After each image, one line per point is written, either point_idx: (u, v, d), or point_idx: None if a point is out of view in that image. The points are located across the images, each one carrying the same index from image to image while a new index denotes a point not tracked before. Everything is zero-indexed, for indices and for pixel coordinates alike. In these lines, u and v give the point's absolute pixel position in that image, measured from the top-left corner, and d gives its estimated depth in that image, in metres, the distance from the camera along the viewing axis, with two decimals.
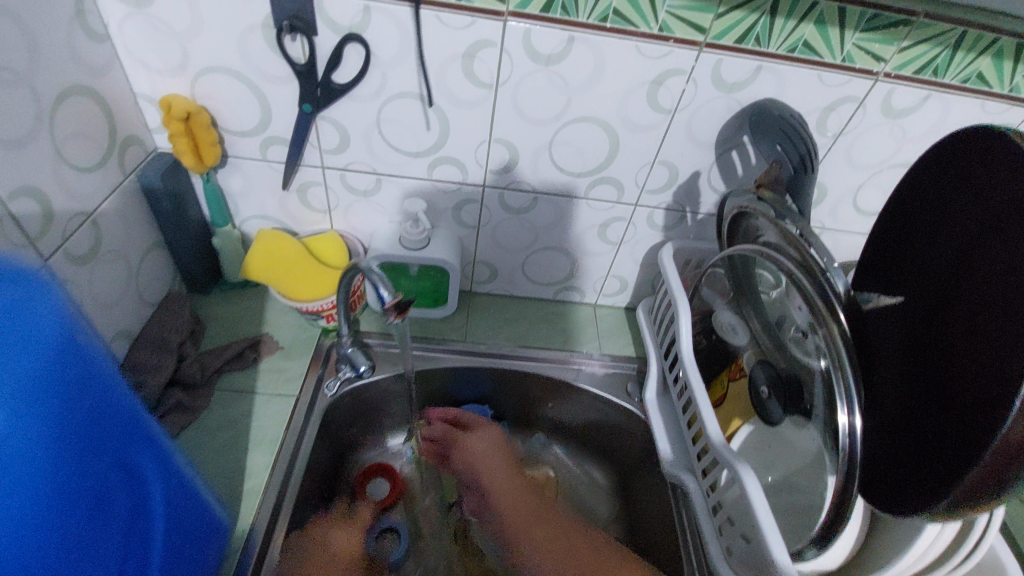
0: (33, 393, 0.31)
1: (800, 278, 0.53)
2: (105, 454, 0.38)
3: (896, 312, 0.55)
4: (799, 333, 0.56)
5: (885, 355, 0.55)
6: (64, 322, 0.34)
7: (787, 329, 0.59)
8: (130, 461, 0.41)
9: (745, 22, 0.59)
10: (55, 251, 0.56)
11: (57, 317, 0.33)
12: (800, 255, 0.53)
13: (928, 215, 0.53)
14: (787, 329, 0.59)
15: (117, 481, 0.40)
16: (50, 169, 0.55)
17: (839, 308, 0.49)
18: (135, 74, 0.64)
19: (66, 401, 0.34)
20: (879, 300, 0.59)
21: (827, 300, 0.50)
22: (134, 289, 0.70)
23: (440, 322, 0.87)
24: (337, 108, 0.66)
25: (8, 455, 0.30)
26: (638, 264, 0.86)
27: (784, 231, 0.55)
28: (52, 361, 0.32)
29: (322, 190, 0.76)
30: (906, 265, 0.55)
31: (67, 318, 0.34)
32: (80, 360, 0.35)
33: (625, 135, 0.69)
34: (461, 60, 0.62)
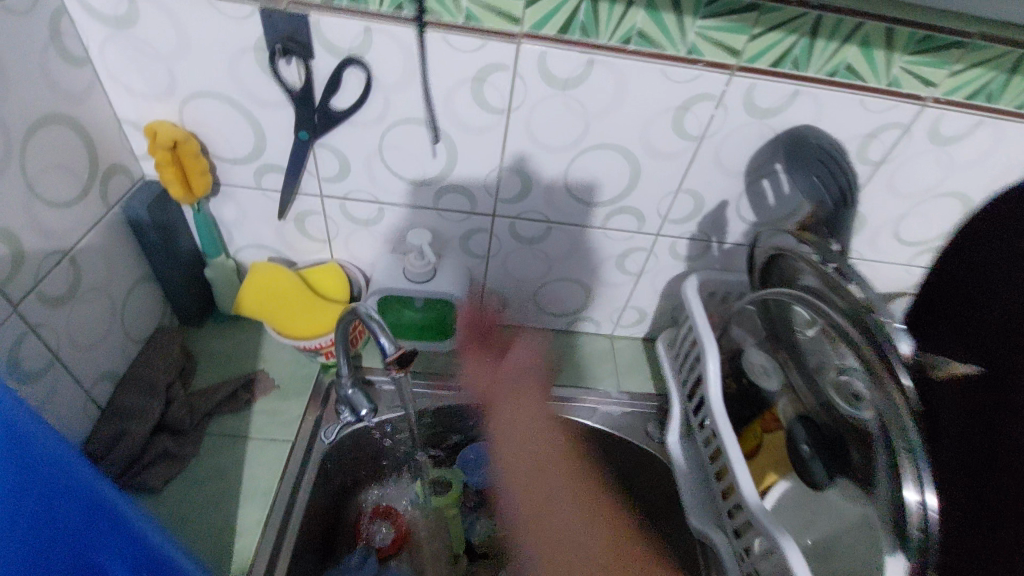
0: None
1: (845, 329, 0.47)
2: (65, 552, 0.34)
3: (975, 383, 0.48)
4: (850, 389, 0.51)
5: (963, 429, 0.47)
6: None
7: (826, 375, 0.55)
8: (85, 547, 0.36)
9: (782, 44, 0.54)
10: (27, 294, 0.52)
11: None
12: (845, 303, 0.47)
13: (1013, 263, 0.48)
14: (827, 374, 0.55)
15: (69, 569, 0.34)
16: (20, 206, 0.50)
17: (899, 369, 0.42)
18: (119, 99, 0.60)
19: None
20: (945, 361, 0.51)
21: (881, 355, 0.43)
22: (119, 328, 0.65)
23: (447, 356, 0.81)
24: (337, 134, 0.61)
25: None
26: (658, 295, 0.81)
27: (827, 275, 0.50)
28: None
29: (321, 220, 0.71)
30: (993, 332, 0.48)
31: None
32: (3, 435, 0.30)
33: (647, 163, 0.64)
34: (470, 85, 0.57)
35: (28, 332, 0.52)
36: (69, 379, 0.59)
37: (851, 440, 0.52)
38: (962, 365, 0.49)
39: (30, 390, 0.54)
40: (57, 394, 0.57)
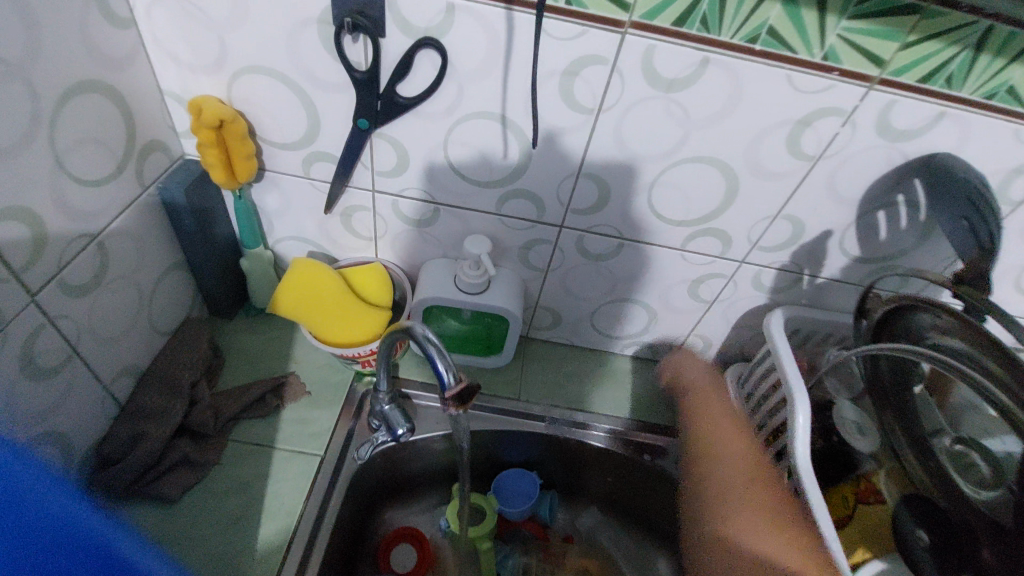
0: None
1: (1002, 395, 0.40)
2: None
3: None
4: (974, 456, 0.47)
5: None
6: None
7: (937, 443, 0.51)
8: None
9: (939, 57, 0.45)
10: (47, 282, 0.46)
11: None
12: (1002, 362, 0.40)
13: None
14: (940, 440, 0.50)
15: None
16: (45, 182, 0.44)
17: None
18: (163, 68, 0.53)
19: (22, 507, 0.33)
20: None
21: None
22: (144, 318, 0.59)
23: (491, 373, 0.75)
24: (397, 124, 0.54)
25: None
26: (729, 326, 0.73)
27: (970, 326, 0.43)
28: None
29: (370, 216, 0.64)
30: None
31: None
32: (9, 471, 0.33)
33: (748, 183, 0.56)
34: (560, 78, 0.49)
35: (46, 324, 0.47)
36: (88, 374, 0.53)
37: (986, 542, 0.44)
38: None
39: (45, 387, 0.48)
40: (74, 392, 0.51)
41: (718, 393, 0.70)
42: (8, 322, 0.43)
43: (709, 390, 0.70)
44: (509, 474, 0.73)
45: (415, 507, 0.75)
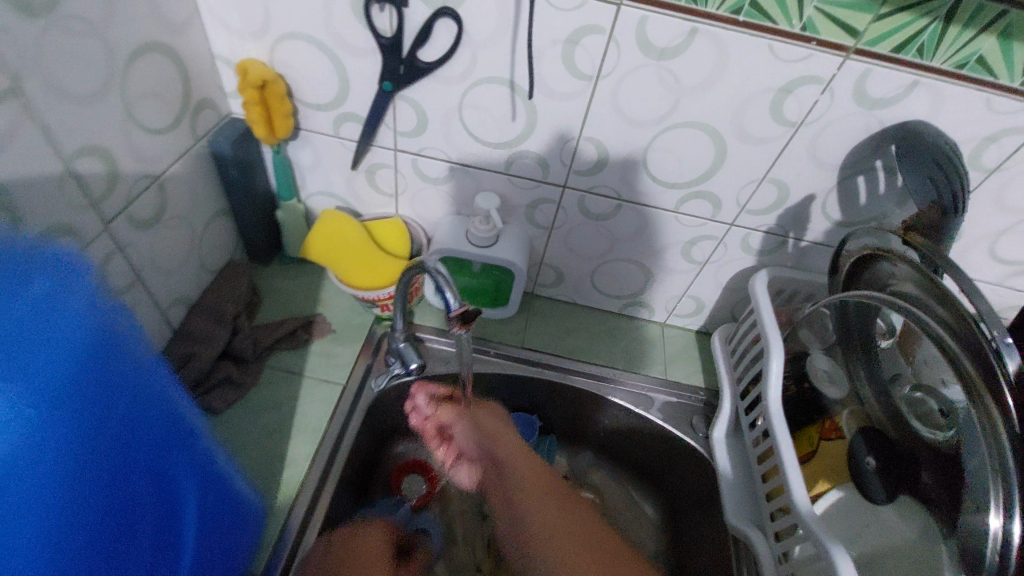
0: (102, 398, 0.33)
1: (935, 325, 0.45)
2: (139, 458, 0.36)
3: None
4: (923, 407, 0.50)
5: None
6: (86, 319, 0.31)
7: (897, 391, 0.54)
8: (160, 463, 0.38)
9: (909, 28, 0.49)
10: (118, 214, 0.54)
11: (82, 312, 0.31)
12: (953, 314, 0.43)
13: None
14: (899, 388, 0.54)
15: (146, 479, 0.37)
16: (119, 128, 0.52)
17: (1009, 399, 0.38)
18: (215, 34, 0.61)
19: (106, 408, 0.33)
20: None
21: (991, 379, 0.39)
22: (195, 257, 0.68)
23: (498, 324, 0.82)
24: (419, 87, 0.61)
25: (46, 439, 0.29)
26: (720, 288, 0.78)
27: (936, 283, 0.45)
28: (62, 360, 0.30)
29: (391, 173, 0.71)
30: None
31: (90, 315, 0.32)
32: (115, 369, 0.34)
33: (735, 147, 0.60)
34: (562, 46, 0.55)
35: (117, 250, 0.55)
36: (148, 300, 0.61)
37: (928, 466, 0.50)
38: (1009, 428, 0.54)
39: None
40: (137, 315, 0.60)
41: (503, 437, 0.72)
42: (87, 243, 0.51)
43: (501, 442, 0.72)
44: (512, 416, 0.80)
45: None
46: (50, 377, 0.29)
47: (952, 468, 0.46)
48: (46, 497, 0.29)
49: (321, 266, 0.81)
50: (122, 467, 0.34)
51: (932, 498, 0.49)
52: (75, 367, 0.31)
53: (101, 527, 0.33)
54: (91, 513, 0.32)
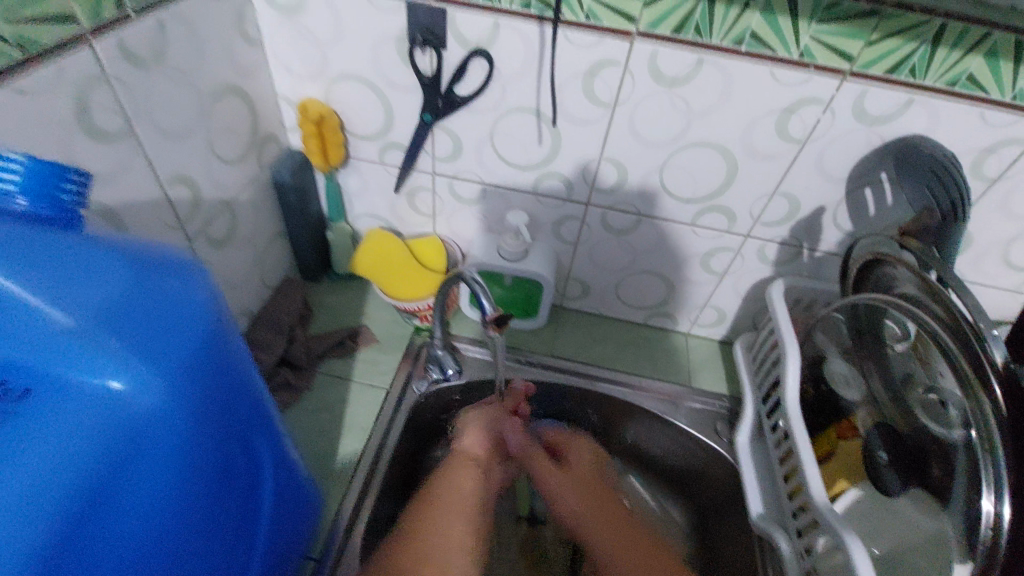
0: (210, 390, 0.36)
1: (932, 322, 0.48)
2: (232, 442, 0.40)
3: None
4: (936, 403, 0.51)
5: None
6: (201, 321, 0.35)
7: (912, 392, 0.55)
8: (248, 444, 0.42)
9: (900, 52, 0.54)
10: (199, 235, 0.62)
11: (199, 313, 0.35)
12: (947, 310, 0.47)
13: None
14: (913, 391, 0.55)
15: (237, 461, 0.41)
16: (202, 160, 0.61)
17: (992, 381, 0.42)
18: (280, 78, 0.70)
19: (213, 399, 0.36)
20: None
21: (980, 369, 0.43)
22: (257, 273, 0.76)
23: (528, 334, 0.87)
24: (455, 118, 0.68)
25: (162, 429, 0.33)
26: (740, 298, 0.82)
27: (927, 281, 0.49)
28: (184, 360, 0.33)
29: (430, 196, 0.78)
30: None
31: (205, 317, 0.35)
32: (223, 363, 0.37)
33: (746, 163, 0.65)
34: (582, 78, 0.61)
35: None
36: None
37: (939, 460, 0.51)
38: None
39: None
40: None
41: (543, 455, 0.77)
42: None
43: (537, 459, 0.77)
44: (545, 422, 0.85)
45: None
46: (171, 376, 0.33)
47: (961, 464, 0.48)
48: (165, 482, 0.34)
49: (366, 282, 0.89)
50: (220, 451, 0.38)
51: (941, 490, 0.50)
52: (194, 365, 0.34)
53: (203, 507, 0.38)
54: (195, 492, 0.37)
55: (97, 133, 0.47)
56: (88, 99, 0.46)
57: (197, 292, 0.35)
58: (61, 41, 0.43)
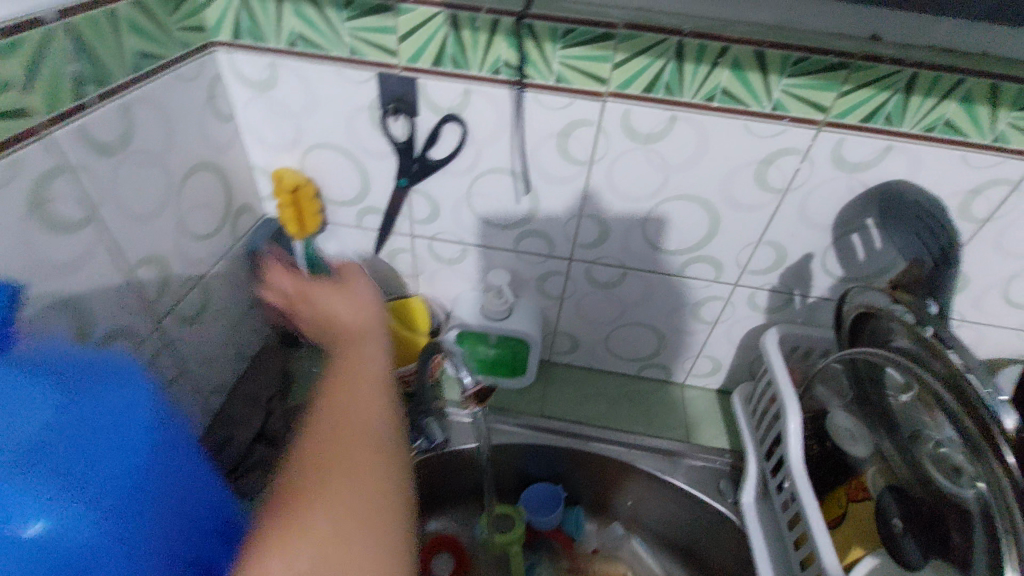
0: (161, 499, 0.32)
1: (934, 382, 0.46)
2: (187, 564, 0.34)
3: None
4: (951, 462, 0.47)
5: None
6: (142, 420, 0.31)
7: (922, 450, 0.51)
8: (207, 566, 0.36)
9: (873, 100, 0.53)
10: (168, 312, 0.60)
11: (146, 413, 0.32)
12: (948, 370, 0.44)
13: None
14: (923, 448, 0.51)
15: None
16: (172, 238, 0.59)
17: (1003, 446, 0.39)
18: (253, 149, 0.69)
19: (167, 511, 0.32)
20: None
21: (988, 433, 0.41)
22: (232, 345, 0.73)
23: (517, 393, 0.84)
24: (431, 181, 0.68)
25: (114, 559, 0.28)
26: (734, 346, 0.79)
27: (925, 341, 0.47)
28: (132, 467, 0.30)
29: (410, 257, 0.77)
30: None
31: (152, 414, 0.32)
32: (177, 467, 0.34)
33: (726, 213, 0.64)
34: (556, 138, 0.61)
35: (166, 345, 0.61)
36: (191, 389, 0.67)
37: (953, 526, 0.48)
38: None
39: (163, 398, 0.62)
40: (183, 405, 0.65)
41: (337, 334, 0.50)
42: (141, 341, 0.57)
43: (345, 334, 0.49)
44: (534, 487, 0.80)
45: (454, 517, 0.82)
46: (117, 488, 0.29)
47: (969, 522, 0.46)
48: None
49: None
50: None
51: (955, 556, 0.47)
52: (140, 473, 0.30)
53: None
54: None
55: (57, 223, 0.46)
56: (46, 191, 0.44)
57: (145, 398, 0.32)
58: (19, 134, 0.42)
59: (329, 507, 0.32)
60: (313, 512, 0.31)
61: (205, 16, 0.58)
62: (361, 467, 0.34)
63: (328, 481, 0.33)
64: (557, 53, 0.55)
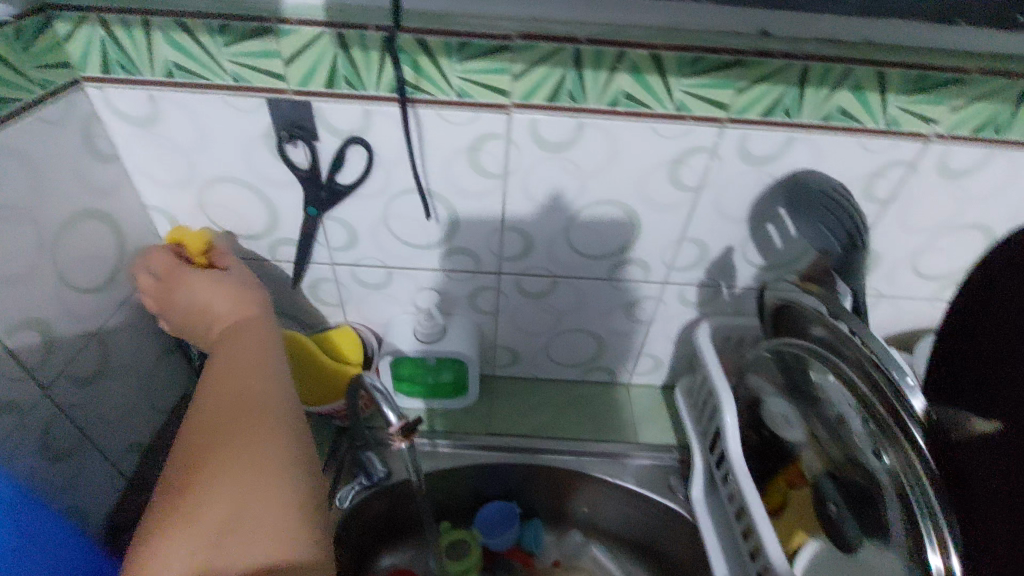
0: None
1: (849, 372, 0.47)
2: None
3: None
4: (872, 443, 0.48)
5: None
6: None
7: (846, 429, 0.51)
8: None
9: (771, 95, 0.54)
10: (56, 378, 0.55)
11: None
12: (861, 355, 0.46)
13: None
14: (847, 430, 0.51)
15: None
16: (52, 296, 0.54)
17: (912, 426, 0.42)
18: (144, 188, 0.64)
19: None
20: None
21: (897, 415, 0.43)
22: (144, 400, 0.68)
23: (461, 412, 0.81)
24: (343, 207, 0.64)
25: None
26: (672, 342, 0.79)
27: (837, 330, 0.48)
28: None
29: (333, 286, 0.73)
30: None
31: None
32: None
33: (645, 214, 0.64)
34: (466, 153, 0.59)
35: (58, 414, 0.55)
36: (96, 455, 0.61)
37: (881, 502, 0.48)
38: (982, 423, 0.43)
39: (59, 471, 0.56)
40: (83, 474, 0.59)
41: (226, 318, 0.57)
42: (25, 415, 0.52)
43: (241, 324, 0.57)
44: (489, 506, 0.78)
45: (408, 549, 0.79)
46: None
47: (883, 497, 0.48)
48: None
49: None
50: None
51: (881, 528, 0.48)
52: None
53: None
54: None
55: None
56: None
57: None
58: None
59: (208, 516, 0.38)
60: (177, 508, 0.39)
61: (67, 50, 0.53)
62: (253, 445, 0.43)
63: (209, 484, 0.40)
64: (455, 68, 0.53)
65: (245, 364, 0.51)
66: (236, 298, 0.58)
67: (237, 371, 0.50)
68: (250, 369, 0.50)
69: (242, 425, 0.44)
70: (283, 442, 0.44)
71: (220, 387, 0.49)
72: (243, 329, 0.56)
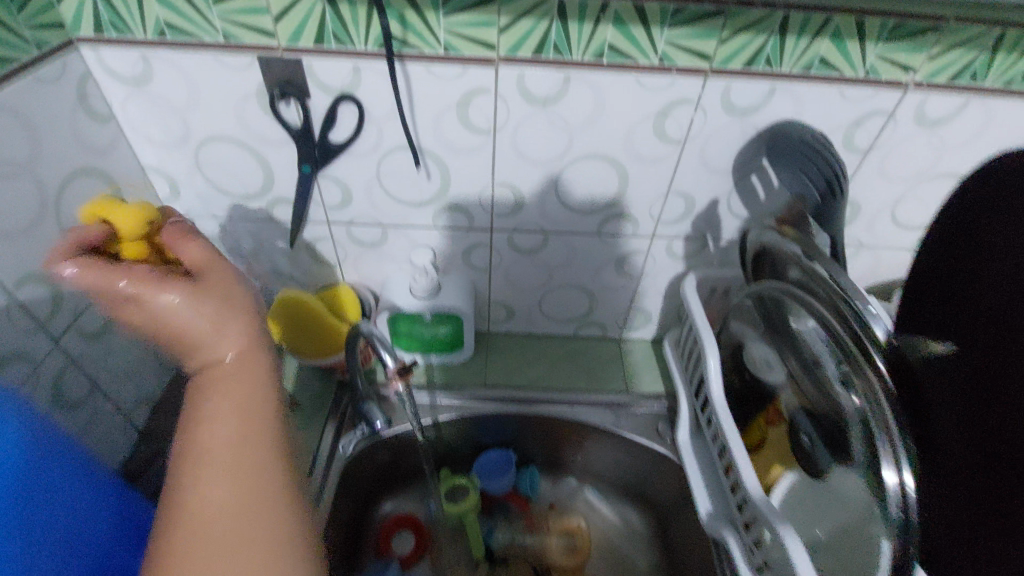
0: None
1: (820, 308, 0.50)
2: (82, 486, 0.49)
3: (971, 354, 0.44)
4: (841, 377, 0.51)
5: None
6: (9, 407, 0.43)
7: (821, 370, 0.53)
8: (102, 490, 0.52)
9: (753, 45, 0.55)
10: (65, 330, 0.57)
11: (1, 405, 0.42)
12: (831, 292, 0.49)
13: None
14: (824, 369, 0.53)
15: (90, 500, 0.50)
16: None
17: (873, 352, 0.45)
18: (141, 149, 0.65)
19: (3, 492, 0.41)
20: None
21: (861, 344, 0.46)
22: (150, 355, 0.70)
23: (458, 367, 0.84)
24: (337, 165, 0.66)
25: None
26: (661, 296, 0.82)
27: (813, 271, 0.51)
28: None
29: (330, 245, 0.75)
30: None
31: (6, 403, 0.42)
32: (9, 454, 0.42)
33: (632, 167, 0.65)
34: (456, 109, 0.60)
35: (69, 364, 0.58)
36: (106, 405, 0.64)
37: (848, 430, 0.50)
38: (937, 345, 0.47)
39: (72, 419, 0.59)
40: (96, 421, 0.63)
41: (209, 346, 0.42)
42: (39, 364, 0.54)
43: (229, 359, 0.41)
44: (488, 454, 0.82)
45: (409, 495, 0.83)
46: None
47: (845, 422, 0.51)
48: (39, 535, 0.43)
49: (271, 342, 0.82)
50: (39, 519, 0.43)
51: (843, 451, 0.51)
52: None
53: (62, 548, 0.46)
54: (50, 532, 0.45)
55: None
56: None
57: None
58: None
59: None
60: None
61: (59, 10, 0.53)
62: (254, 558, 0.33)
63: None
64: (442, 21, 0.54)
65: (231, 417, 0.37)
66: (224, 319, 0.43)
67: (231, 431, 0.37)
68: (240, 430, 0.37)
69: (241, 525, 0.34)
70: (278, 545, 0.35)
71: (208, 458, 0.36)
72: (233, 369, 0.41)
